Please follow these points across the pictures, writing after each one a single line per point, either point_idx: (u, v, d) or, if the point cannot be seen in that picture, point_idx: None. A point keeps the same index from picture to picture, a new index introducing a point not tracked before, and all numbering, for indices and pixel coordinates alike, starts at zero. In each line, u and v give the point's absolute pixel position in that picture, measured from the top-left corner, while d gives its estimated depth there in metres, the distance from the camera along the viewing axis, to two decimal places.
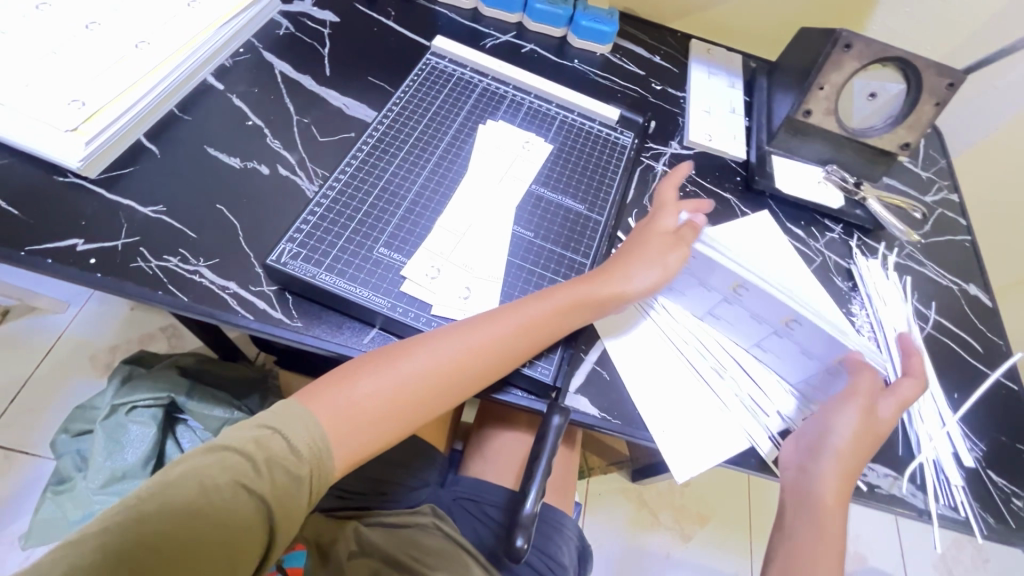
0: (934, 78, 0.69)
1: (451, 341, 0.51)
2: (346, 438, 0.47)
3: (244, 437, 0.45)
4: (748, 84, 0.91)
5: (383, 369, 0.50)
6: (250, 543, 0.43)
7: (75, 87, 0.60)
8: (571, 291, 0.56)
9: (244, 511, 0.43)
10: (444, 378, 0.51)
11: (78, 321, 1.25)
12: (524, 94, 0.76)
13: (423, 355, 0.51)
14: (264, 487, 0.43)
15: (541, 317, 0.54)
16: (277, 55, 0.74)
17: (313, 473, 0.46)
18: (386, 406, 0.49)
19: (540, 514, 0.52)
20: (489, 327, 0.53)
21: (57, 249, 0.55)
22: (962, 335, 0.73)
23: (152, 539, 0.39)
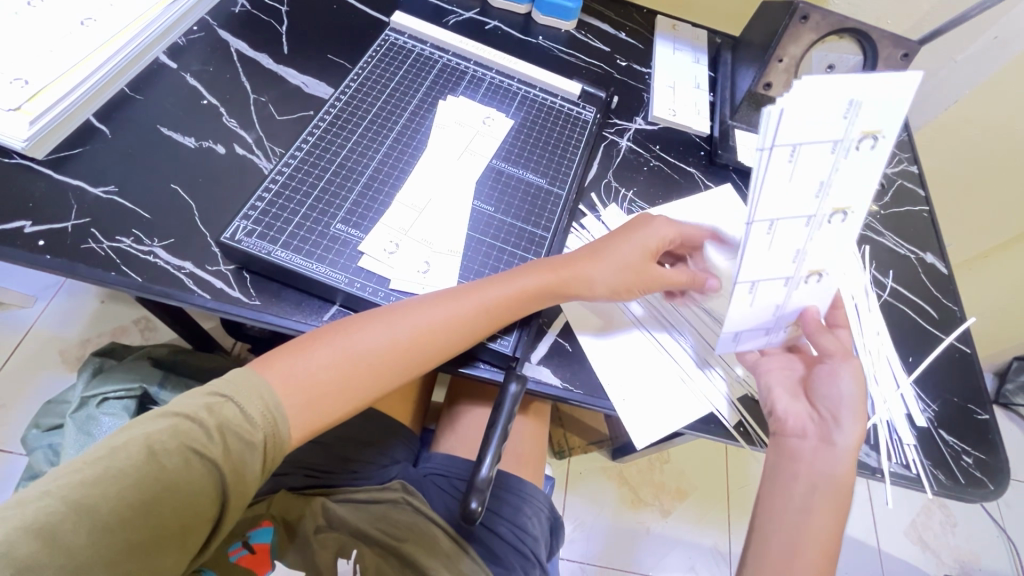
0: (889, 48, 0.71)
1: (411, 318, 0.52)
2: (303, 410, 0.48)
3: (197, 404, 0.45)
4: (713, 60, 0.91)
5: (339, 343, 0.50)
6: (201, 507, 0.43)
7: (18, 66, 0.58)
8: (537, 278, 0.56)
9: (195, 475, 0.43)
10: (402, 351, 0.51)
11: (46, 314, 1.23)
12: (485, 70, 0.75)
13: (382, 329, 0.51)
14: (215, 453, 0.43)
15: (506, 304, 0.54)
16: (233, 33, 0.73)
17: (268, 440, 0.46)
18: (344, 377, 0.50)
19: (496, 477, 0.53)
20: (448, 303, 0.53)
21: (3, 231, 0.54)
22: (919, 303, 0.75)
23: (98, 501, 0.39)
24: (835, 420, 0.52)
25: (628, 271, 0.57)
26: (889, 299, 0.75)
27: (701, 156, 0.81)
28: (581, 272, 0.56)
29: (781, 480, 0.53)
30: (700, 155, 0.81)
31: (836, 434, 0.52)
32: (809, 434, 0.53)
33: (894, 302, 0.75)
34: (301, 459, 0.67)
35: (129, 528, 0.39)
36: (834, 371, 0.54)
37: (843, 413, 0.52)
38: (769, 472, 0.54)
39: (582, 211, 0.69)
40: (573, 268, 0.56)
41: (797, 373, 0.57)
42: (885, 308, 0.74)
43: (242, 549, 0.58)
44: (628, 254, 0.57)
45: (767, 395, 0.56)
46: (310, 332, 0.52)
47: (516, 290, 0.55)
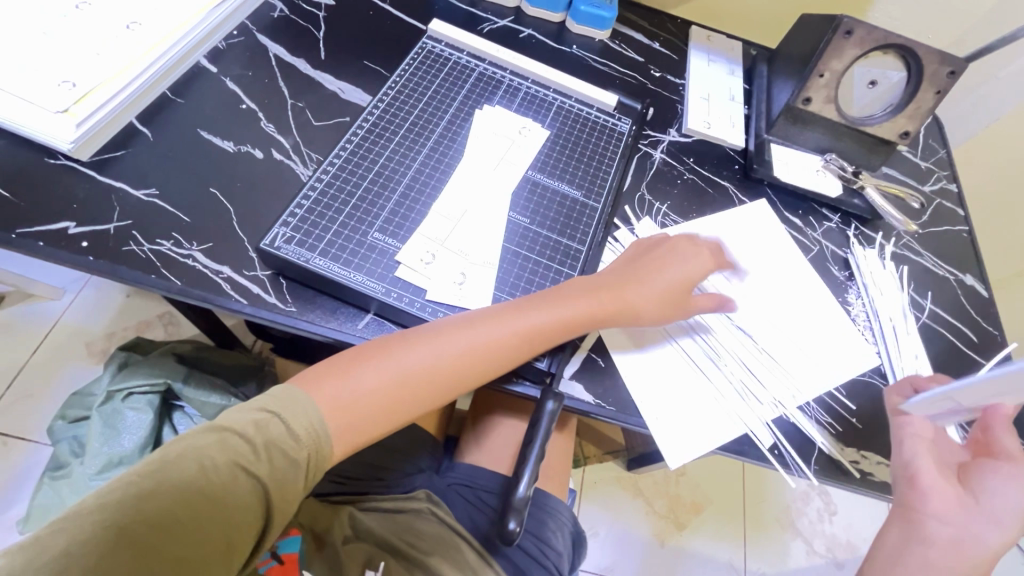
0: (935, 65, 0.69)
1: (456, 340, 0.51)
2: (345, 427, 0.48)
3: (246, 419, 0.45)
4: (748, 72, 0.90)
5: (385, 363, 0.50)
6: (246, 523, 0.44)
7: (66, 69, 0.59)
8: (583, 302, 0.55)
9: (241, 490, 0.43)
10: (446, 372, 0.51)
11: (74, 307, 1.25)
12: (521, 79, 0.75)
13: (427, 348, 0.51)
14: (263, 469, 0.44)
15: (552, 327, 0.54)
16: (272, 38, 0.73)
17: (311, 457, 0.47)
18: (387, 398, 0.50)
19: (532, 496, 0.53)
20: (491, 325, 0.52)
21: (49, 232, 0.55)
22: (959, 326, 0.73)
23: (156, 511, 0.40)
24: (990, 516, 0.52)
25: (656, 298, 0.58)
26: (927, 321, 0.73)
27: (735, 170, 0.79)
28: (622, 303, 0.57)
29: (901, 559, 0.54)
30: (734, 169, 0.80)
31: (991, 533, 0.52)
32: (952, 521, 0.53)
33: (933, 325, 0.73)
34: (330, 464, 0.68)
35: (182, 541, 0.40)
36: (1011, 478, 0.52)
37: (1006, 516, 0.52)
38: (892, 541, 0.55)
39: (615, 224, 0.69)
40: (619, 300, 0.57)
41: (957, 459, 0.57)
42: (923, 331, 0.72)
43: (272, 560, 0.59)
44: (664, 283, 0.58)
45: (913, 470, 0.56)
46: (352, 348, 0.51)
47: (564, 316, 0.54)
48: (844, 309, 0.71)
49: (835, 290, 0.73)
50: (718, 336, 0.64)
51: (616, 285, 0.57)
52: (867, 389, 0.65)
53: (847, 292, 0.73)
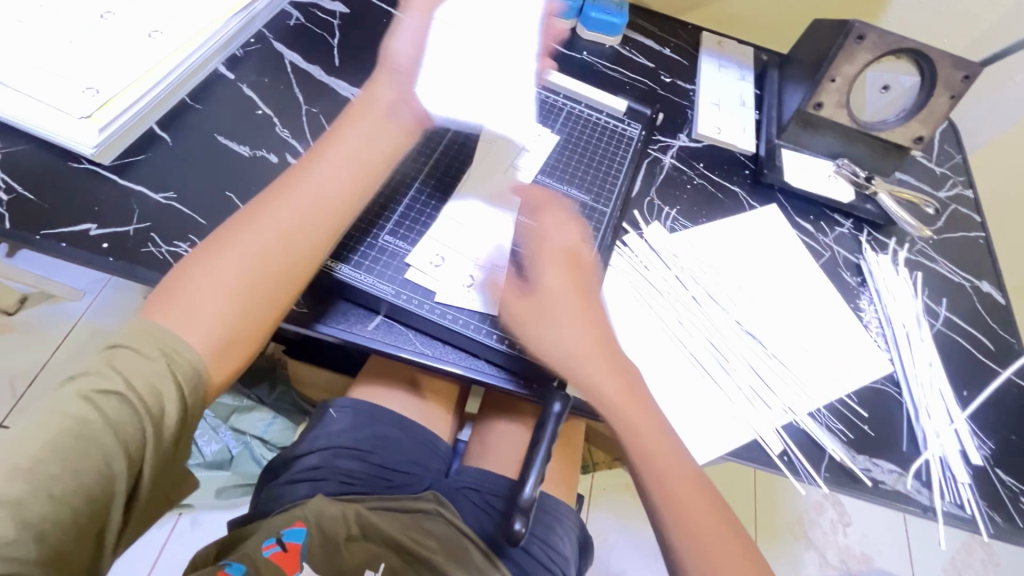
0: (949, 70, 0.69)
1: (261, 230, 0.52)
2: (208, 329, 0.47)
3: (97, 358, 0.45)
4: (759, 77, 0.90)
5: (216, 265, 0.50)
6: (132, 443, 0.43)
7: (89, 75, 0.61)
8: (321, 163, 0.56)
9: (112, 412, 0.42)
10: (277, 263, 0.51)
11: (93, 308, 1.28)
12: (532, 85, 0.76)
13: (246, 242, 0.51)
14: (119, 387, 0.43)
15: (292, 198, 0.53)
16: (287, 45, 0.75)
17: (175, 367, 0.45)
18: (237, 297, 0.49)
19: (538, 498, 0.55)
20: (251, 223, 0.52)
21: (71, 234, 0.56)
22: (975, 334, 0.72)
23: (15, 454, 0.39)
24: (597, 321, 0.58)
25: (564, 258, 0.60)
26: (942, 328, 0.72)
27: (745, 175, 0.79)
28: (355, 160, 0.57)
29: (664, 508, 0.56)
30: (744, 174, 0.79)
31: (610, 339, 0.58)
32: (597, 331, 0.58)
33: (948, 332, 0.72)
34: (340, 463, 0.68)
35: (47, 473, 0.39)
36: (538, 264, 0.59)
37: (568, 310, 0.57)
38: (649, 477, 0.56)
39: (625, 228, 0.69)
40: (346, 157, 0.57)
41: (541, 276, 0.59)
42: (938, 339, 0.71)
43: (275, 545, 0.59)
44: (363, 140, 0.58)
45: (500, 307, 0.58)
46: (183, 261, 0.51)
47: (289, 187, 0.54)
48: (857, 315, 0.70)
49: (847, 296, 0.72)
50: (725, 341, 0.64)
51: (344, 150, 0.57)
52: (880, 397, 0.64)
53: (859, 298, 0.72)
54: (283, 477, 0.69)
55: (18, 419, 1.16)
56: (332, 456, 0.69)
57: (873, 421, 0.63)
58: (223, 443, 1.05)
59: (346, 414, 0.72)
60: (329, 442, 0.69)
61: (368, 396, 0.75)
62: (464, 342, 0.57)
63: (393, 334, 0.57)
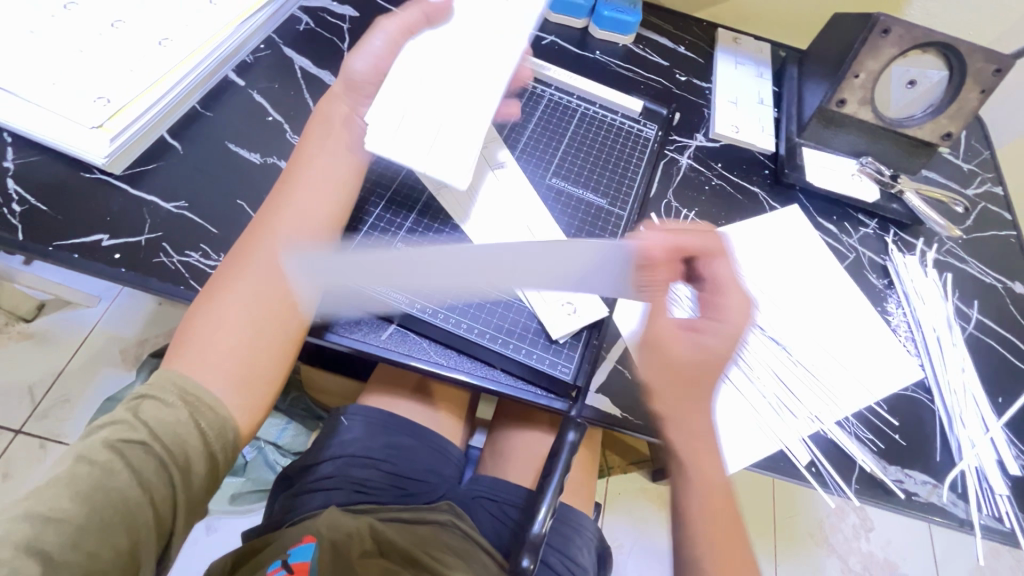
0: (980, 63, 0.66)
1: (259, 258, 0.51)
2: (232, 374, 0.48)
3: (123, 408, 0.45)
4: (777, 74, 0.88)
5: (219, 303, 0.49)
6: (159, 493, 0.43)
7: (100, 85, 0.61)
8: (299, 183, 0.55)
9: (139, 463, 0.43)
10: (278, 287, 0.51)
11: (108, 315, 1.28)
12: (544, 86, 0.74)
13: (247, 275, 0.51)
14: (147, 437, 0.43)
15: (280, 233, 0.52)
16: (298, 51, 0.74)
17: (199, 414, 0.45)
18: (247, 333, 0.49)
19: (548, 531, 0.54)
20: (246, 262, 0.51)
21: (83, 245, 0.56)
22: (1008, 337, 0.69)
23: (39, 505, 0.39)
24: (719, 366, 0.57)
25: (739, 317, 0.55)
26: (974, 331, 0.69)
27: (765, 175, 0.77)
28: (330, 176, 0.56)
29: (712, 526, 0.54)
30: (764, 174, 0.77)
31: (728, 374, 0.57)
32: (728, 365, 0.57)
33: (980, 335, 0.69)
34: (356, 473, 0.67)
35: (73, 525, 0.39)
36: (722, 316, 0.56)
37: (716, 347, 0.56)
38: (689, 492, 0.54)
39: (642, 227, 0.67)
40: (330, 186, 0.56)
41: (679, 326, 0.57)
42: (970, 343, 0.68)
43: (281, 569, 0.55)
44: (332, 159, 0.57)
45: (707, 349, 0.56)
46: (187, 309, 0.51)
47: (270, 220, 0.53)
48: (884, 318, 0.68)
49: (873, 298, 0.70)
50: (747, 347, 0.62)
51: (318, 164, 0.56)
52: (911, 405, 0.62)
53: (886, 302, 0.70)
54: (302, 486, 0.68)
55: (36, 425, 1.17)
56: (347, 465, 0.68)
57: (905, 430, 0.60)
58: (239, 449, 1.06)
59: (358, 421, 0.71)
60: (343, 451, 0.69)
61: (379, 404, 0.74)
62: (484, 353, 0.56)
63: (411, 348, 0.56)
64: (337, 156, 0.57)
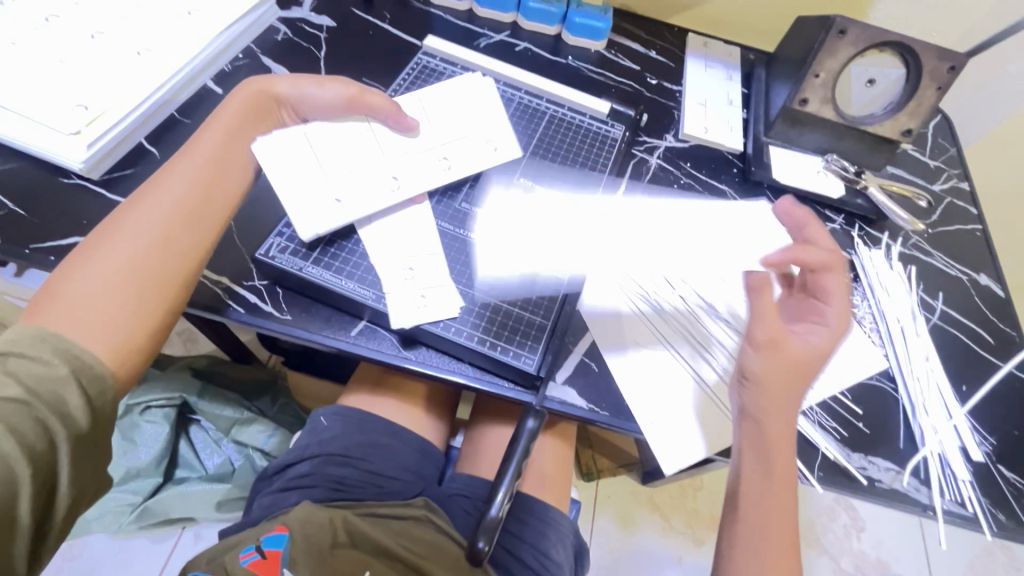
0: (935, 61, 0.68)
1: (142, 221, 0.50)
2: (100, 320, 0.45)
3: None
4: (747, 76, 0.90)
5: (91, 260, 0.48)
6: (40, 455, 0.39)
7: (78, 93, 0.63)
8: (191, 155, 0.55)
9: (11, 423, 0.38)
10: (161, 249, 0.50)
11: None
12: (514, 90, 0.77)
13: (127, 234, 0.49)
14: (18, 396, 0.39)
15: (161, 194, 0.52)
16: (275, 59, 0.76)
17: (76, 371, 0.42)
18: (121, 289, 0.47)
19: (505, 515, 0.54)
20: (125, 221, 0.50)
21: (60, 247, 0.58)
22: (973, 328, 0.71)
23: None
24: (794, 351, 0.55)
25: (840, 320, 0.56)
26: (939, 322, 0.70)
27: (733, 173, 0.79)
28: (224, 149, 0.56)
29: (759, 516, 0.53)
30: (733, 173, 0.79)
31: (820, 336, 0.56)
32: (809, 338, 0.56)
33: (945, 326, 0.70)
34: (331, 471, 0.67)
35: None
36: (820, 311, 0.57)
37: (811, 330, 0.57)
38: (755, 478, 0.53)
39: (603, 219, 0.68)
40: (215, 150, 0.56)
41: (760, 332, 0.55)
42: (934, 333, 0.69)
43: (254, 554, 0.57)
44: (229, 134, 0.57)
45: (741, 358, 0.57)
46: (56, 269, 0.48)
47: (153, 188, 0.52)
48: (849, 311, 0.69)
49: None
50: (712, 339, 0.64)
51: (211, 137, 0.56)
52: (874, 394, 0.63)
53: (852, 294, 0.71)
54: (278, 484, 0.68)
55: None
56: (323, 463, 0.68)
57: (868, 419, 0.61)
58: (226, 456, 1.06)
59: (335, 421, 0.72)
60: (320, 450, 0.69)
61: (357, 403, 0.75)
62: (450, 347, 0.57)
63: (378, 344, 0.58)
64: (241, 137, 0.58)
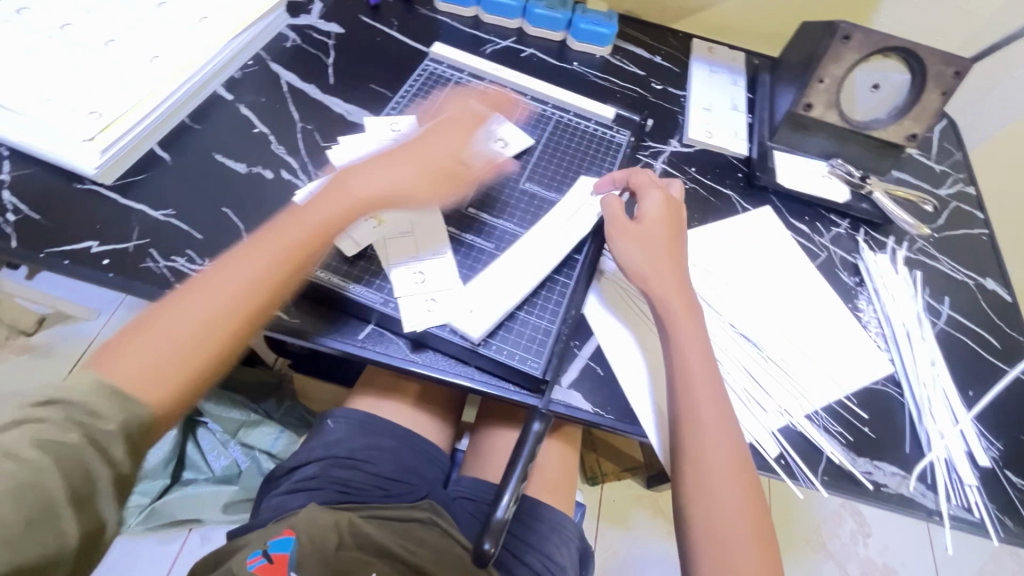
0: (939, 66, 0.69)
1: (230, 278, 0.51)
2: (155, 381, 0.45)
3: (38, 399, 0.40)
4: (751, 82, 0.90)
5: (178, 309, 0.49)
6: (91, 498, 0.40)
7: (92, 100, 0.64)
8: (288, 223, 0.56)
9: (66, 466, 0.39)
10: (240, 305, 0.51)
11: (107, 327, 1.31)
12: (520, 96, 0.78)
13: (220, 287, 0.51)
14: (75, 438, 0.39)
15: (248, 261, 0.52)
16: (285, 66, 0.77)
17: (131, 416, 0.41)
18: (192, 342, 0.48)
19: (511, 516, 0.54)
20: (202, 286, 0.50)
21: (73, 251, 0.59)
22: (979, 332, 0.71)
23: None
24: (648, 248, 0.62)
25: (653, 188, 0.65)
26: (945, 327, 0.70)
27: (738, 178, 0.79)
28: (321, 215, 0.56)
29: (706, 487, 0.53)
30: (737, 177, 0.79)
31: (648, 201, 0.64)
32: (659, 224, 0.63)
33: (951, 331, 0.70)
34: (338, 473, 0.68)
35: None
36: (646, 198, 0.64)
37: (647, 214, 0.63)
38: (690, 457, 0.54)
39: None
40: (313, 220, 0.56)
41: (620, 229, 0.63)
42: (940, 337, 0.69)
43: (262, 558, 0.57)
44: (325, 202, 0.57)
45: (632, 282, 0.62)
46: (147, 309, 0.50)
47: (257, 249, 0.54)
48: (854, 316, 0.69)
49: (844, 296, 0.71)
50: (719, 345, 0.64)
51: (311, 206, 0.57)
52: (880, 398, 0.63)
53: (857, 299, 0.71)
54: (284, 486, 0.69)
55: None
56: (330, 466, 0.69)
57: (874, 423, 0.61)
58: (233, 458, 1.06)
59: (341, 423, 0.72)
60: (326, 453, 0.70)
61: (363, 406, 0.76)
62: (457, 350, 0.58)
63: (385, 348, 0.58)
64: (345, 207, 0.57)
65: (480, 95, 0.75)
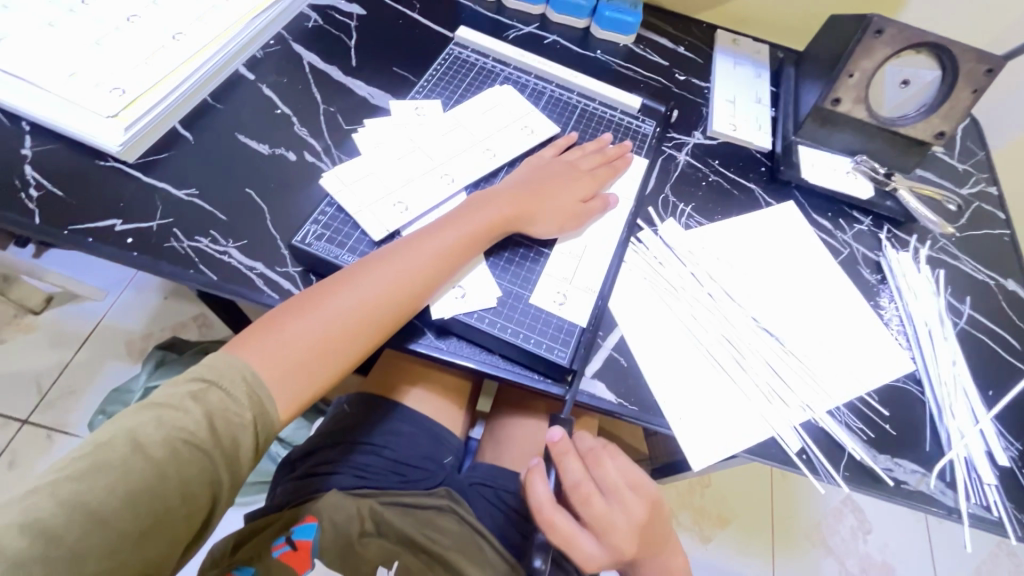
0: (972, 64, 0.68)
1: (356, 291, 0.54)
2: (290, 376, 0.50)
3: (183, 394, 0.47)
4: (775, 75, 0.89)
5: (309, 313, 0.53)
6: (197, 502, 0.45)
7: (115, 76, 0.63)
8: (437, 242, 0.58)
9: (189, 464, 0.45)
10: (362, 322, 0.53)
11: (115, 307, 1.30)
12: (545, 83, 0.78)
13: (348, 297, 0.53)
14: (206, 441, 0.46)
15: (380, 275, 0.55)
16: (306, 47, 0.76)
17: (257, 421, 0.48)
18: (318, 349, 0.52)
19: None
20: (340, 287, 0.54)
21: (97, 229, 0.58)
22: (999, 332, 0.71)
23: (88, 494, 0.41)
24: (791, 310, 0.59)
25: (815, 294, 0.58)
26: (966, 327, 0.70)
27: (761, 172, 0.79)
28: (445, 238, 0.58)
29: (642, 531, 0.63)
30: (760, 171, 0.79)
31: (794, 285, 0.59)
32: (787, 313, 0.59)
33: (972, 330, 0.70)
34: (357, 458, 0.68)
35: (115, 526, 0.41)
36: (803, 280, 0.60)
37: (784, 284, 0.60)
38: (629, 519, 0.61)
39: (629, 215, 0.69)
40: (445, 245, 0.58)
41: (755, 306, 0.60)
42: (961, 337, 0.69)
43: (286, 545, 0.60)
44: (457, 227, 0.59)
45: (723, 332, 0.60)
46: (279, 307, 0.54)
47: (382, 264, 0.56)
48: (876, 313, 0.69)
49: (866, 292, 0.71)
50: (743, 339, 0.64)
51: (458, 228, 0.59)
52: (901, 396, 0.63)
53: (879, 296, 0.71)
54: (302, 469, 0.69)
55: (43, 415, 1.19)
56: (348, 450, 0.69)
57: (895, 420, 0.61)
58: None
59: (358, 408, 0.72)
60: (343, 437, 0.70)
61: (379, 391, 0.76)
62: (480, 337, 0.58)
63: (410, 334, 0.58)
64: (462, 232, 0.59)
65: (505, 86, 0.75)
